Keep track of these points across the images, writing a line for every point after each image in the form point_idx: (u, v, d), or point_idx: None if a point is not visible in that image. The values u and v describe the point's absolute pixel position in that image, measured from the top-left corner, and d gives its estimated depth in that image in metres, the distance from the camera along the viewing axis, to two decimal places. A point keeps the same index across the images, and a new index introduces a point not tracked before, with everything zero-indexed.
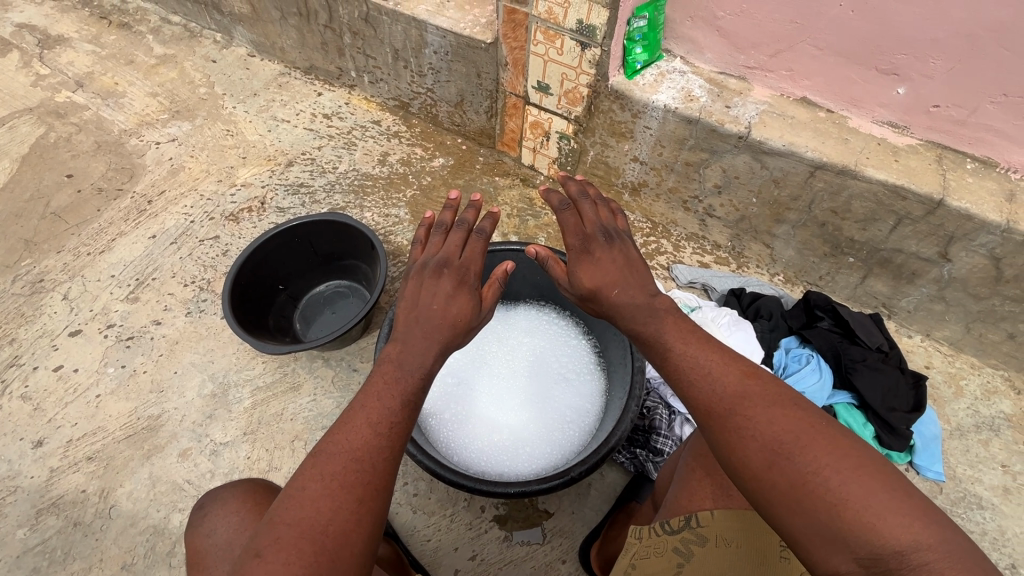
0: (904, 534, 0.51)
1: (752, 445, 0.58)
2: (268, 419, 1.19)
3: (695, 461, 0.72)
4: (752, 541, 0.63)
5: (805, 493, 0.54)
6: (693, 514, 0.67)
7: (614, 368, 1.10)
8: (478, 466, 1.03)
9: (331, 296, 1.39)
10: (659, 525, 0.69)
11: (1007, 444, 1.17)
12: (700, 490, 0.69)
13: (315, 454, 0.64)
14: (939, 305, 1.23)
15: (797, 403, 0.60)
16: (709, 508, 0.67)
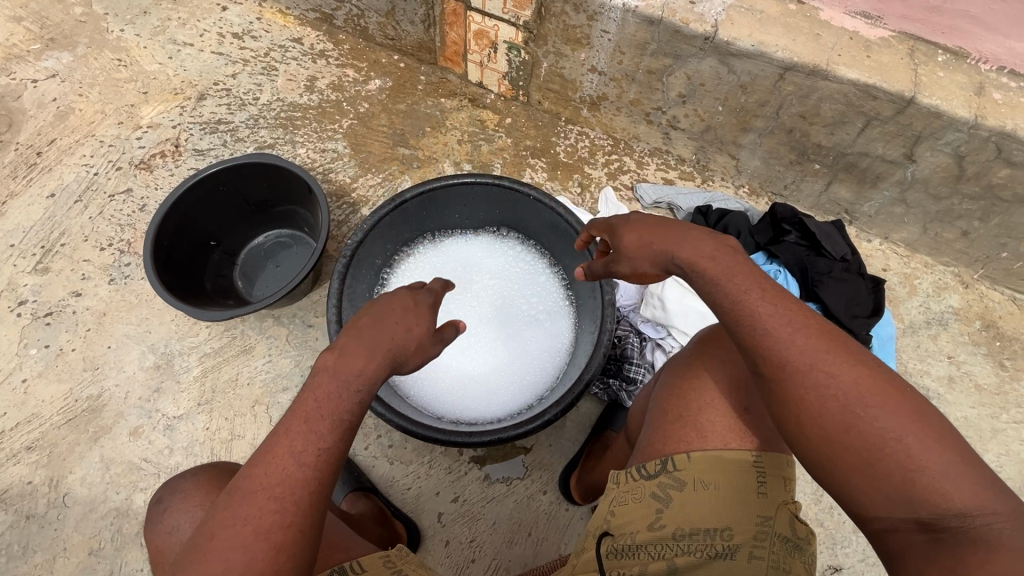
0: (975, 503, 0.48)
1: (825, 403, 0.53)
2: (223, 386, 1.12)
3: (668, 403, 0.65)
4: (729, 481, 0.59)
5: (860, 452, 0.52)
6: (669, 456, 0.61)
7: (583, 300, 1.05)
8: (454, 414, 1.01)
9: (272, 247, 1.26)
10: (635, 469, 0.63)
11: (954, 337, 1.23)
12: (672, 432, 0.63)
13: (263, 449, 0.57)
14: (899, 208, 1.23)
15: (872, 360, 0.55)
16: (685, 450, 0.61)
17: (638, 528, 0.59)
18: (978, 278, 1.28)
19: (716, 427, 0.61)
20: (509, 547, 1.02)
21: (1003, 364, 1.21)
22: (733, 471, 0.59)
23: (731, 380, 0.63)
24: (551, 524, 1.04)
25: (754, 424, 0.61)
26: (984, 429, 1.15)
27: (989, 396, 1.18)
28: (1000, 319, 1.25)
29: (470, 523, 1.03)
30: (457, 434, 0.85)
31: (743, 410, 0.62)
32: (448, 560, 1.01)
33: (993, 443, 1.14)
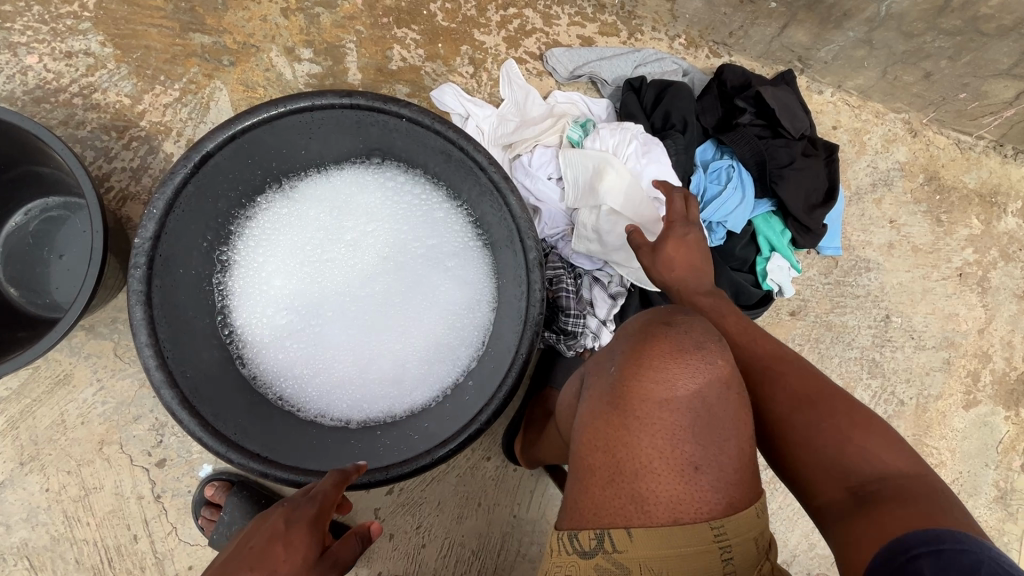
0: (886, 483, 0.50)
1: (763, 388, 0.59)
2: (47, 434, 0.84)
3: (593, 459, 0.51)
4: (686, 568, 0.47)
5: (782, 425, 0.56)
6: (606, 533, 0.48)
7: (499, 244, 0.80)
8: (364, 413, 0.78)
9: (39, 227, 0.85)
10: (566, 538, 0.50)
11: (897, 198, 1.13)
12: (604, 500, 0.50)
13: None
14: (861, 51, 1.00)
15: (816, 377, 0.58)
16: (625, 526, 0.48)
17: None
18: (926, 123, 1.14)
19: (660, 496, 0.48)
20: (459, 523, 0.94)
21: (941, 220, 1.14)
22: (693, 555, 0.47)
23: (671, 432, 0.48)
24: (500, 488, 0.95)
25: (708, 483, 0.48)
26: (915, 291, 1.13)
27: (923, 257, 1.14)
28: (943, 168, 1.15)
29: (412, 510, 0.93)
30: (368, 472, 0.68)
31: (694, 465, 0.48)
32: (396, 553, 0.92)
33: (922, 304, 1.13)
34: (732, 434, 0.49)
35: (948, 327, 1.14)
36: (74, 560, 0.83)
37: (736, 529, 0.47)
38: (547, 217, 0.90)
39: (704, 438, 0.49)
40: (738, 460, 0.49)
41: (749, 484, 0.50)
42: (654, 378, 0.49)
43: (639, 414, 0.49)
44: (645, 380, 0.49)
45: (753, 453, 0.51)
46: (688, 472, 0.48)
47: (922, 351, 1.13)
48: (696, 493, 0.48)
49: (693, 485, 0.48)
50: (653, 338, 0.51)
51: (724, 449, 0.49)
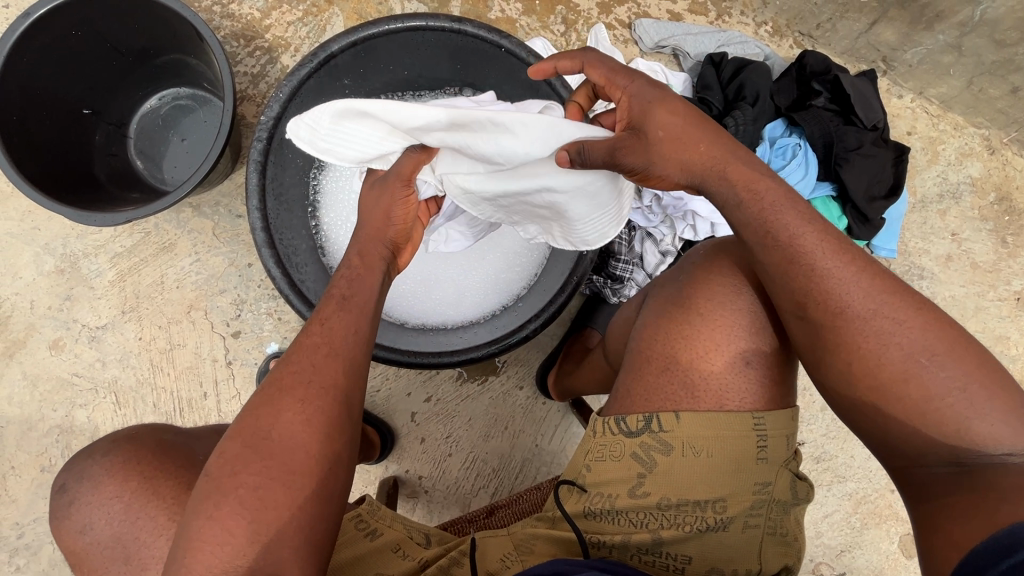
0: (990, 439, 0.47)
1: (869, 339, 0.51)
2: (148, 291, 0.96)
3: (650, 348, 0.60)
4: (723, 448, 0.55)
5: (907, 382, 0.49)
6: (655, 415, 0.56)
7: None
8: (420, 318, 0.89)
9: (169, 112, 0.97)
10: (613, 422, 0.58)
11: (963, 212, 1.13)
12: (656, 385, 0.58)
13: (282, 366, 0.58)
14: (949, 57, 1.02)
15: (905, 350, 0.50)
16: (673, 410, 0.56)
17: (617, 492, 0.56)
18: (1006, 142, 1.12)
19: (709, 383, 0.57)
20: (486, 441, 1.01)
21: (1006, 240, 1.13)
22: (731, 438, 0.55)
23: (727, 331, 0.57)
24: (527, 417, 1.02)
25: (753, 377, 0.57)
26: (967, 308, 1.12)
27: (980, 275, 1.13)
28: (1016, 190, 1.13)
29: (445, 420, 1.00)
30: (425, 357, 0.77)
31: (744, 358, 0.57)
32: (425, 456, 1.00)
33: (972, 321, 1.12)
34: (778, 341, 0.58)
35: (996, 349, 1.12)
36: (153, 403, 0.95)
37: (773, 424, 0.56)
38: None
39: (756, 338, 0.58)
40: (779, 363, 0.58)
41: (784, 390, 0.58)
42: (719, 285, 0.58)
43: (700, 313, 0.58)
44: (709, 286, 0.59)
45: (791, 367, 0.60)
46: (739, 365, 0.57)
47: None
48: (741, 384, 0.56)
49: (741, 376, 0.57)
50: (716, 255, 0.61)
51: (771, 353, 0.58)
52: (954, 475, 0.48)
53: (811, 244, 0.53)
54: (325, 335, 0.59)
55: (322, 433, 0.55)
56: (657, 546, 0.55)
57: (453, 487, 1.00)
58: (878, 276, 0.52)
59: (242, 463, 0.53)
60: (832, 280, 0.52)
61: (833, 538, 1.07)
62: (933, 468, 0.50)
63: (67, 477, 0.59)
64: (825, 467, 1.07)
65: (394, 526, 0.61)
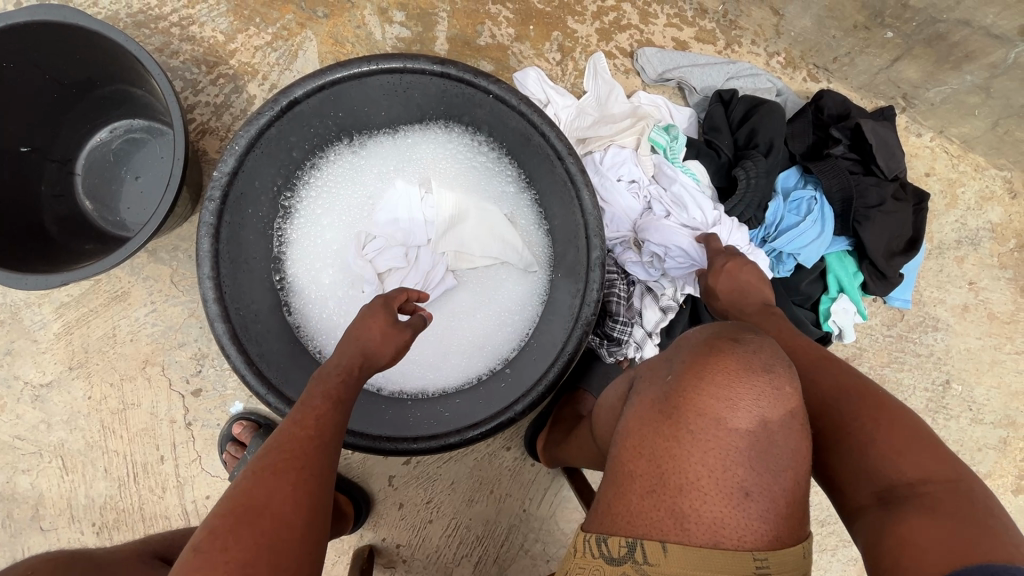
0: (912, 471, 0.47)
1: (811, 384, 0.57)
2: (98, 344, 0.87)
3: (635, 460, 0.50)
4: None
5: (834, 417, 0.53)
6: (639, 543, 0.46)
7: (559, 239, 0.79)
8: (395, 385, 0.80)
9: (120, 146, 0.88)
10: (594, 542, 0.48)
11: (982, 259, 1.06)
12: (641, 509, 0.48)
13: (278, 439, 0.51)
14: (975, 98, 0.94)
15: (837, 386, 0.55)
16: (660, 541, 0.46)
17: None
18: None
19: (702, 516, 0.46)
20: (469, 506, 0.93)
21: None
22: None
23: (723, 451, 0.47)
24: (515, 480, 0.95)
25: (756, 509, 0.46)
26: (983, 361, 1.06)
27: (998, 326, 1.06)
28: None
29: (425, 484, 0.93)
30: (399, 441, 0.69)
31: (743, 489, 0.46)
32: (403, 522, 0.92)
33: (988, 376, 1.06)
34: (789, 465, 0.47)
35: (1012, 404, 1.06)
36: (104, 468, 0.87)
37: (779, 567, 0.45)
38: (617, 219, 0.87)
39: (761, 465, 0.47)
40: (790, 492, 0.47)
41: (797, 522, 0.47)
42: (716, 394, 0.48)
43: (693, 425, 0.48)
44: (706, 393, 0.48)
45: (807, 489, 0.49)
46: (738, 496, 0.46)
47: (978, 425, 1.05)
48: (742, 519, 0.46)
49: (741, 510, 0.46)
50: (716, 353, 0.51)
51: (779, 479, 0.47)
52: (879, 506, 0.47)
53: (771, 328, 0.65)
54: (324, 412, 0.54)
55: (320, 515, 0.48)
56: None
57: (434, 556, 0.93)
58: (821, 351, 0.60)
59: (235, 538, 0.43)
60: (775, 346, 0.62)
61: None
62: (861, 503, 0.48)
63: None
64: (830, 531, 1.01)
65: None
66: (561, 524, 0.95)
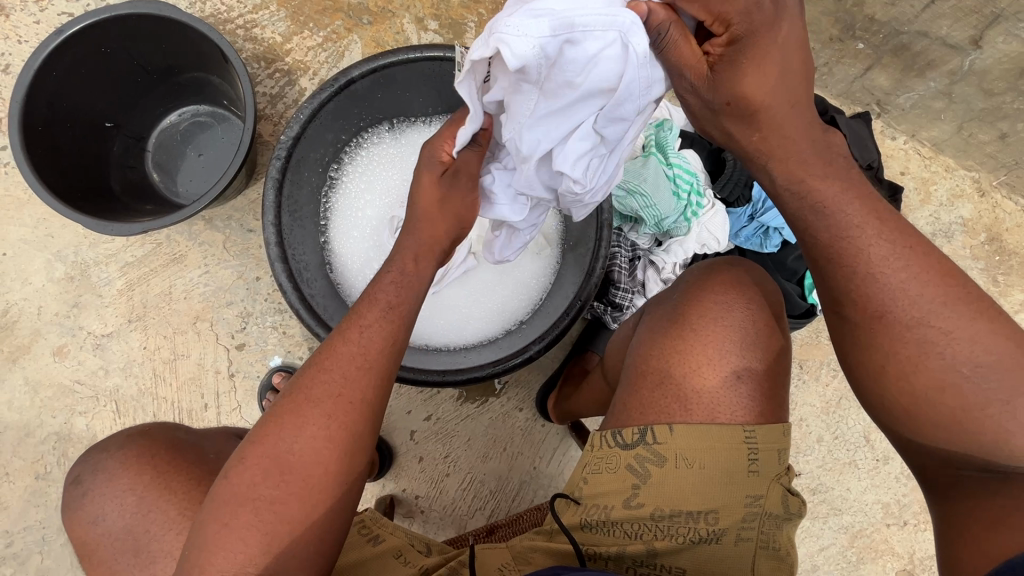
0: None
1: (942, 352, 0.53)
2: (155, 300, 0.97)
3: (647, 363, 0.59)
4: (714, 460, 0.55)
5: (960, 394, 0.52)
6: (649, 427, 0.56)
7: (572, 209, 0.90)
8: (423, 337, 0.90)
9: (187, 128, 1.00)
10: (610, 434, 0.58)
11: (955, 251, 1.16)
12: (651, 400, 0.58)
13: (312, 370, 0.59)
14: (940, 103, 1.06)
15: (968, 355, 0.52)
16: (667, 423, 0.56)
17: (612, 503, 0.56)
18: (996, 185, 1.17)
19: (701, 398, 0.56)
20: (484, 462, 1.01)
21: (997, 280, 1.16)
22: (723, 451, 0.55)
23: (721, 347, 0.57)
24: (526, 439, 1.02)
25: (748, 391, 0.57)
26: None
27: None
28: (1006, 232, 1.17)
29: (444, 440, 1.01)
30: (429, 375, 0.78)
31: (738, 374, 0.57)
32: (422, 475, 1.00)
33: None
34: (770, 359, 0.58)
35: None
36: (153, 413, 0.95)
37: (763, 437, 0.56)
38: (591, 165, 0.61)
39: (750, 356, 0.58)
40: (773, 378, 0.58)
41: (777, 405, 0.58)
42: (713, 301, 0.59)
43: (694, 328, 0.58)
44: (703, 301, 0.59)
45: (784, 381, 0.59)
46: (731, 380, 0.56)
47: None
48: (733, 397, 0.56)
49: (734, 390, 0.56)
50: (708, 274, 0.62)
51: (764, 369, 0.58)
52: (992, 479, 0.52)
53: (881, 242, 0.55)
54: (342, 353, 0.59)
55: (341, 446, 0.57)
56: (650, 558, 0.56)
57: (450, 508, 0.99)
58: (945, 282, 0.54)
59: (257, 476, 0.55)
60: (900, 280, 0.54)
61: (828, 570, 1.07)
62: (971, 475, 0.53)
63: (83, 469, 0.66)
64: (821, 499, 1.08)
65: (395, 534, 0.61)
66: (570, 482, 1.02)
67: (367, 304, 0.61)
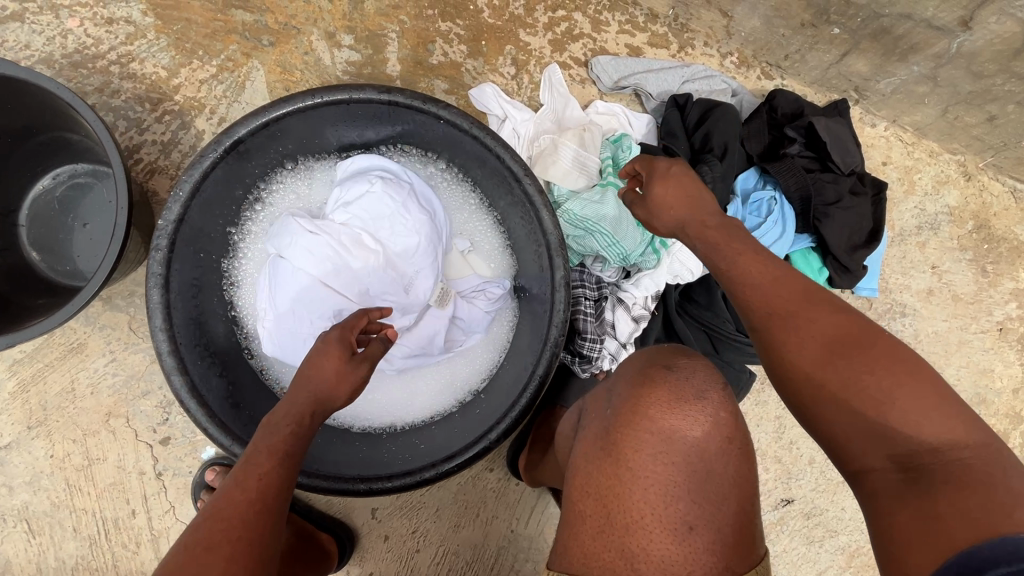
0: (934, 437, 0.48)
1: (812, 344, 0.53)
2: (57, 400, 0.84)
3: (588, 504, 0.50)
4: None
5: (840, 383, 0.51)
6: None
7: (522, 246, 0.80)
8: (366, 420, 0.78)
9: (63, 193, 0.85)
10: None
11: (943, 243, 1.08)
12: (593, 549, 0.48)
13: (206, 520, 0.47)
14: (923, 88, 0.96)
15: (841, 343, 0.52)
16: None
17: None
18: (982, 167, 1.08)
19: (651, 554, 0.47)
20: (456, 531, 0.92)
21: (986, 270, 1.09)
22: None
23: (666, 486, 0.49)
24: (500, 501, 0.94)
25: (702, 542, 0.48)
26: (950, 343, 1.08)
27: (963, 307, 1.08)
28: (994, 217, 1.09)
29: (409, 514, 0.91)
30: (355, 485, 0.66)
31: (687, 524, 0.48)
32: (390, 554, 0.91)
33: (955, 356, 1.08)
34: (729, 491, 0.50)
35: (980, 382, 1.08)
36: (73, 528, 0.84)
37: None
38: (306, 305, 0.74)
39: (698, 495, 0.49)
40: (735, 519, 0.49)
41: (749, 544, 0.49)
42: (649, 427, 0.50)
43: (632, 463, 0.50)
44: (641, 429, 0.50)
45: (753, 518, 0.50)
46: (681, 530, 0.47)
47: None
48: (687, 555, 0.47)
49: (686, 543, 0.47)
50: (647, 380, 0.53)
51: (722, 508, 0.49)
52: (900, 475, 0.49)
53: (741, 263, 0.58)
54: (266, 471, 0.51)
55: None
56: None
57: None
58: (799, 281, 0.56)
59: None
60: (750, 284, 0.56)
61: None
62: (878, 468, 0.50)
63: None
64: (816, 523, 1.02)
65: None
66: (551, 540, 0.95)
67: (260, 444, 0.53)
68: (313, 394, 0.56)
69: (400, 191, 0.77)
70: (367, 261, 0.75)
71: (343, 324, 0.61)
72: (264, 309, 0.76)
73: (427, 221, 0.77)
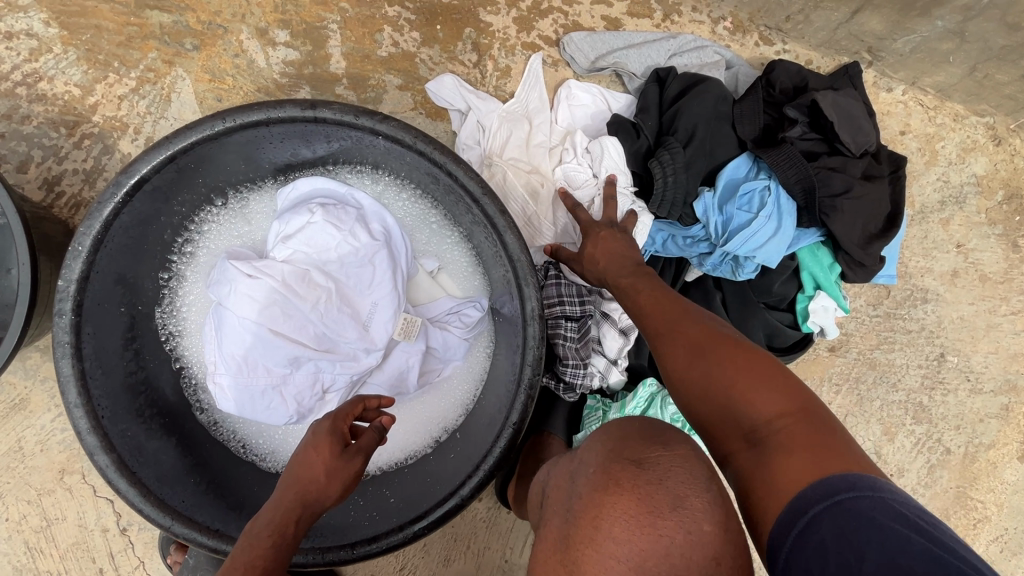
0: (766, 409, 0.46)
1: (678, 346, 0.51)
2: (3, 462, 0.78)
3: None
4: None
5: (700, 381, 0.49)
6: None
7: (489, 264, 0.71)
8: None
9: None
10: None
11: (968, 218, 0.96)
12: None
13: None
14: (948, 44, 0.84)
15: (699, 341, 0.50)
16: None
17: None
18: (1014, 129, 0.95)
19: None
20: (446, 566, 0.87)
21: (1017, 245, 0.98)
22: None
23: None
24: (492, 530, 0.88)
25: None
26: (977, 328, 0.98)
27: (991, 288, 0.98)
28: None
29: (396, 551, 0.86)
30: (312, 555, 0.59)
31: None
32: None
33: (983, 342, 0.98)
34: None
35: (1011, 368, 0.99)
36: None
37: None
38: (257, 353, 0.65)
39: None
40: None
41: None
42: None
43: None
44: None
45: None
46: None
47: (977, 396, 0.98)
48: None
49: None
50: None
51: None
52: (747, 447, 0.46)
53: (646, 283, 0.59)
54: None
55: None
56: None
57: None
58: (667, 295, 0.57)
59: None
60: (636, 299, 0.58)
61: None
62: (736, 451, 0.47)
63: None
64: None
65: None
66: None
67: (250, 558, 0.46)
68: (300, 493, 0.50)
69: (346, 219, 0.68)
70: (317, 300, 0.67)
71: (335, 414, 0.54)
72: (210, 360, 0.67)
73: (381, 248, 0.69)
